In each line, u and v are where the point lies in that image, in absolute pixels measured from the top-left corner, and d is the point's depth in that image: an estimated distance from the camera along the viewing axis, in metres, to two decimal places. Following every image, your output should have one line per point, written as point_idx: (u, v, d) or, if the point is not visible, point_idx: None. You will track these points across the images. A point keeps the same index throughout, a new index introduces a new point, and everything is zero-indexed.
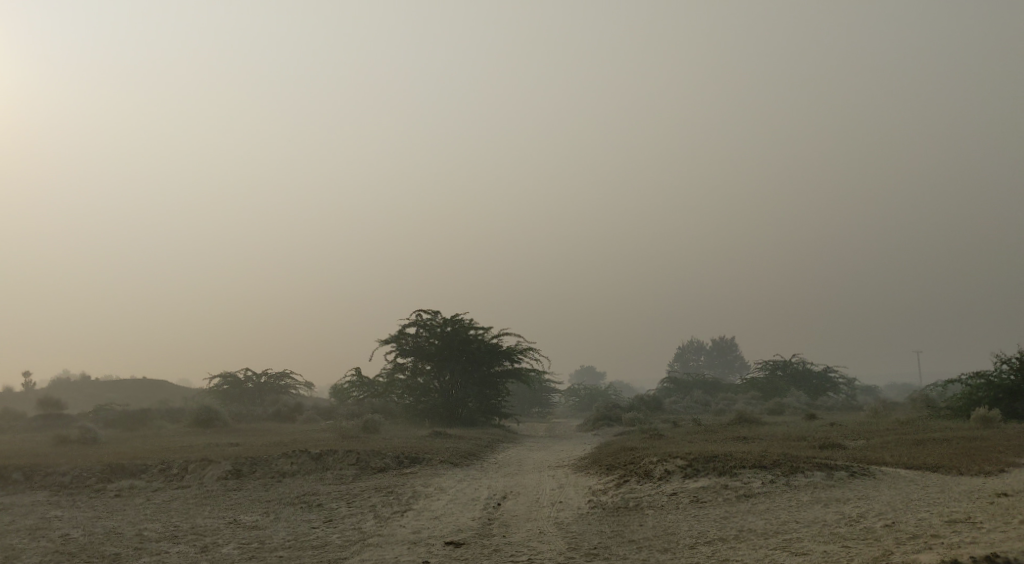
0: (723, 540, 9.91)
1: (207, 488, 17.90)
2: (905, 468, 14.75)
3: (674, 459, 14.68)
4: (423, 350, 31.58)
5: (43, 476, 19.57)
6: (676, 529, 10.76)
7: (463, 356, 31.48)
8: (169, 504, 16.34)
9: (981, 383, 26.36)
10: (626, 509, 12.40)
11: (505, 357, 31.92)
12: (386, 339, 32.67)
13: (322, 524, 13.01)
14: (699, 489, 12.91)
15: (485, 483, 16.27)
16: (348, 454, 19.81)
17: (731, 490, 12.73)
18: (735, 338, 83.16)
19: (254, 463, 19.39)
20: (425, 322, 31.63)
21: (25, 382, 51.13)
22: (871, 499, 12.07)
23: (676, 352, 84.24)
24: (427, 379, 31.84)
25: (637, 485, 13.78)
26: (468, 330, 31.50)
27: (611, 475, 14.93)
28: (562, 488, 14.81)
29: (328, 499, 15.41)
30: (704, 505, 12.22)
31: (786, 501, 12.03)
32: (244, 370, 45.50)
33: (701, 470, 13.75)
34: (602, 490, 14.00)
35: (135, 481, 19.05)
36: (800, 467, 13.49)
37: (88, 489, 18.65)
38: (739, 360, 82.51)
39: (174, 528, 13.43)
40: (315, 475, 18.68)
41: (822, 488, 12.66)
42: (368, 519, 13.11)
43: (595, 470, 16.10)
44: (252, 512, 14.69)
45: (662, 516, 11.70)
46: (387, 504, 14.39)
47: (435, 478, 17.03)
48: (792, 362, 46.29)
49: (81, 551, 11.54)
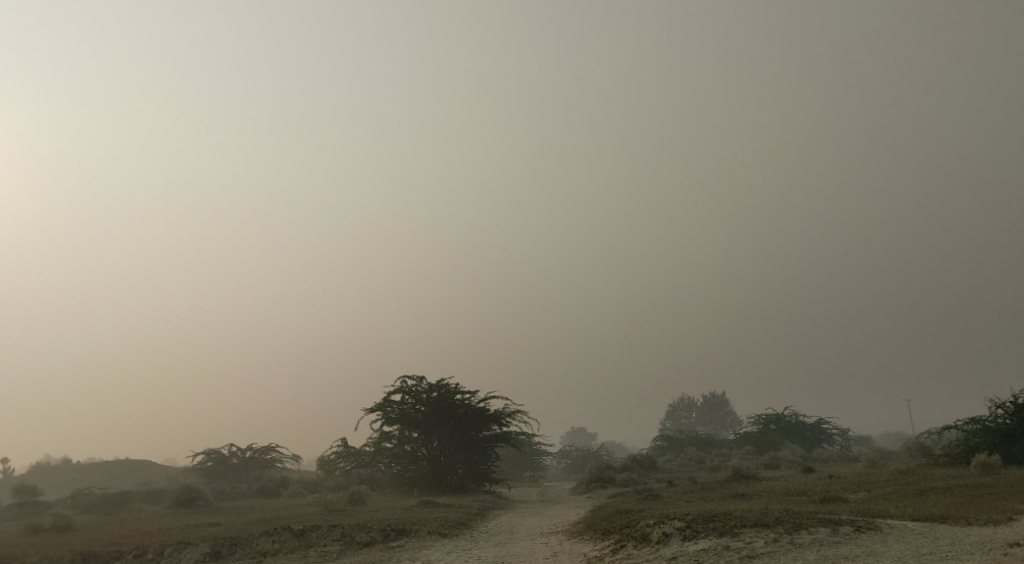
0: None
1: None
2: (911, 520, 14.12)
3: (672, 520, 14.00)
4: (409, 417, 30.83)
5: None
6: None
7: (451, 421, 30.72)
8: None
9: (977, 429, 25.87)
10: None
11: (493, 421, 31.17)
12: (372, 408, 31.93)
13: None
14: (700, 552, 12.25)
15: (474, 554, 15.49)
16: (332, 528, 18.95)
17: (733, 551, 12.08)
18: (725, 394, 82.40)
19: (234, 543, 18.51)
20: (410, 388, 30.93)
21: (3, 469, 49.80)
22: (880, 555, 11.44)
23: (667, 410, 83.29)
24: (415, 447, 31.04)
25: (634, 550, 13.09)
26: (454, 395, 30.80)
27: (606, 540, 14.23)
28: (556, 557, 14.08)
29: None
30: None
31: None
32: (227, 446, 44.38)
33: (700, 530, 13.09)
34: (598, 557, 13.29)
35: None
36: (804, 524, 12.82)
37: None
38: (730, 416, 81.59)
39: None
40: (298, 554, 17.81)
41: (828, 545, 11.99)
42: None
43: (590, 535, 15.38)
44: None
45: None
46: None
47: (423, 551, 16.25)
48: (783, 415, 45.68)
49: None
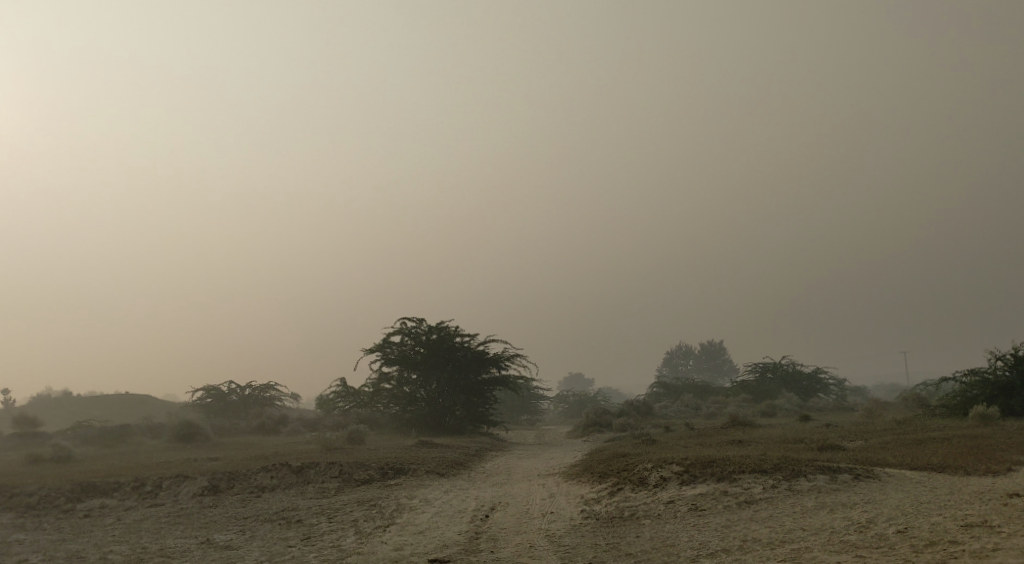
0: (727, 552, 9.18)
1: (182, 506, 17.10)
2: (909, 469, 14.08)
3: (670, 465, 13.98)
4: (408, 358, 30.82)
5: (10, 498, 18.79)
6: (675, 540, 10.05)
7: (450, 364, 30.72)
8: (139, 523, 15.60)
9: (976, 381, 25.86)
10: (621, 519, 11.71)
11: (492, 364, 31.18)
12: (371, 348, 31.92)
13: (299, 542, 12.27)
14: (697, 496, 12.23)
15: (472, 494, 15.50)
16: (330, 466, 18.98)
17: (731, 496, 12.05)
18: (723, 343, 82.65)
19: (232, 479, 18.60)
20: (410, 330, 30.86)
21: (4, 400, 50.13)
22: (879, 503, 11.39)
23: (665, 357, 83.65)
24: (414, 389, 31.06)
25: (632, 493, 13.08)
26: (454, 337, 30.76)
27: (603, 483, 14.22)
28: (553, 498, 14.08)
29: (307, 515, 14.67)
30: (703, 513, 11.54)
31: (790, 507, 11.29)
32: (227, 383, 44.55)
33: (698, 475, 13.06)
34: (596, 499, 13.29)
35: (106, 500, 18.26)
36: (802, 471, 12.78)
37: (56, 510, 17.86)
38: (728, 364, 81.95)
39: (141, 550, 12.70)
40: (296, 489, 17.86)
41: (826, 492, 11.95)
42: (347, 535, 12.37)
43: (587, 478, 15.38)
44: (227, 531, 13.96)
45: (659, 526, 11.01)
46: (369, 519, 13.63)
47: (421, 490, 16.28)
48: (781, 364, 45.79)
49: None
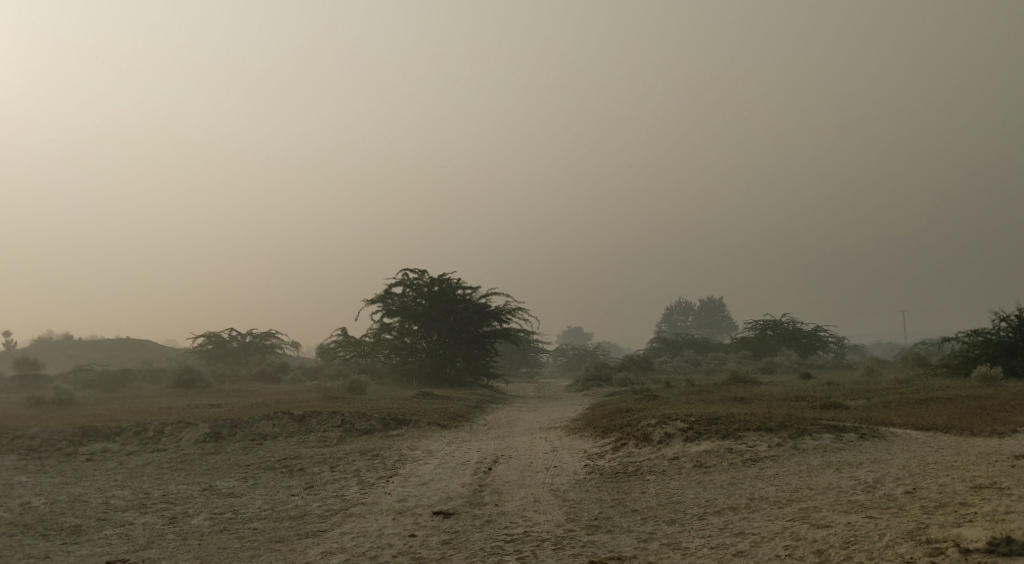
0: (734, 510, 9.09)
1: (184, 452, 17.11)
2: (914, 430, 14.01)
3: (674, 421, 13.91)
4: (409, 310, 30.71)
5: (12, 441, 18.83)
6: (682, 497, 9.96)
7: (451, 316, 30.61)
8: (140, 469, 15.59)
9: (978, 341, 25.78)
10: (625, 475, 11.65)
11: (494, 317, 31.06)
12: (373, 299, 31.80)
13: (301, 491, 12.22)
14: (702, 453, 12.16)
15: (474, 446, 15.47)
16: (332, 415, 18.95)
17: (736, 454, 11.98)
18: (723, 299, 82.63)
19: (234, 426, 18.59)
20: (412, 281, 30.70)
21: (5, 342, 50.23)
22: (885, 463, 11.31)
23: (664, 313, 83.67)
24: (415, 339, 31.06)
25: (636, 448, 13.02)
26: (456, 289, 30.57)
27: (607, 438, 14.18)
28: (556, 452, 14.04)
29: (309, 463, 14.65)
30: (708, 470, 11.47)
31: (796, 466, 11.20)
32: (228, 330, 44.55)
33: (703, 433, 12.99)
34: (599, 454, 13.24)
35: (108, 445, 18.28)
36: (808, 430, 12.69)
37: (58, 453, 17.89)
38: (727, 320, 82.07)
39: (142, 496, 12.66)
40: (298, 438, 17.85)
41: (832, 452, 11.87)
42: (349, 485, 12.31)
43: (590, 432, 15.33)
44: (229, 478, 13.93)
45: (664, 483, 10.95)
46: (371, 468, 13.59)
47: (423, 441, 16.24)
48: (781, 322, 45.73)
49: (40, 523, 10.71)
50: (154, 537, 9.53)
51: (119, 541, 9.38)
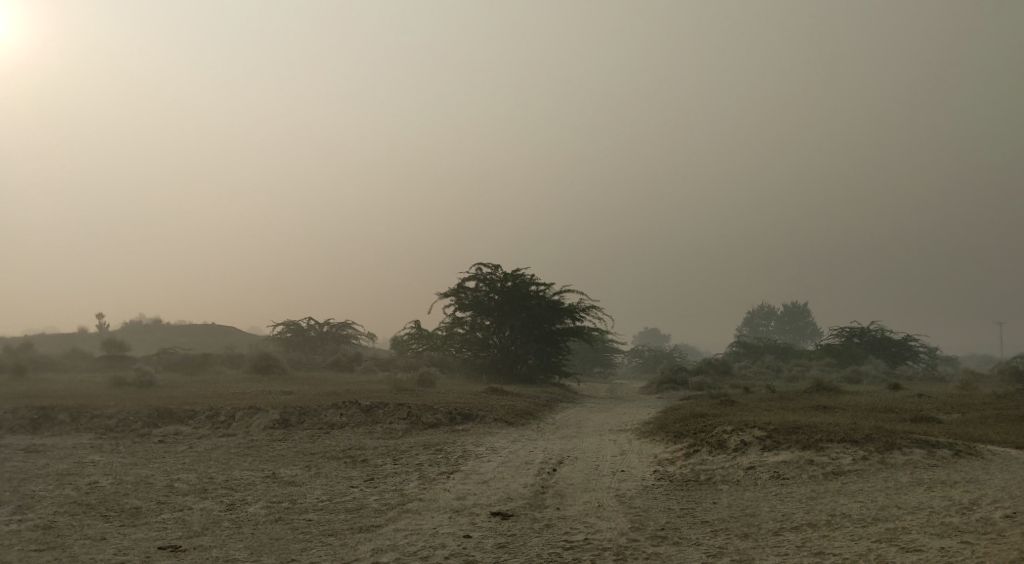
0: (812, 527, 8.43)
1: (252, 438, 17.15)
2: (1015, 449, 12.98)
3: (751, 429, 13.23)
4: (482, 304, 30.48)
5: (90, 419, 19.24)
6: (756, 510, 9.33)
7: (524, 312, 30.24)
8: (208, 453, 15.67)
9: None
10: (697, 483, 11.06)
11: (567, 314, 30.54)
12: (447, 292, 31.69)
13: (361, 483, 11.99)
14: (780, 464, 11.48)
15: (540, 445, 15.03)
16: (399, 407, 18.77)
17: (817, 466, 11.26)
18: (807, 304, 80.23)
19: (302, 414, 18.60)
20: (485, 276, 30.45)
21: (98, 323, 52.11)
22: (982, 483, 10.44)
23: (746, 317, 81.74)
24: (487, 334, 30.84)
25: (709, 455, 12.41)
26: (529, 286, 30.21)
27: (679, 443, 13.57)
28: (625, 456, 13.50)
29: (373, 455, 14.45)
30: (785, 482, 10.80)
31: (883, 482, 10.44)
32: (306, 319, 45.16)
33: (782, 442, 12.29)
34: (670, 460, 12.65)
35: (180, 427, 18.49)
36: (897, 443, 11.86)
37: (133, 433, 18.19)
38: (811, 327, 79.73)
39: (205, 480, 12.64)
40: (364, 428, 17.72)
41: (923, 468, 11.04)
42: (410, 479, 12.03)
43: (661, 436, 14.75)
44: (293, 466, 13.83)
45: (738, 494, 10.33)
46: (434, 463, 13.30)
47: (488, 437, 15.90)
48: (868, 329, 43.95)
49: (102, 503, 10.73)
50: (208, 523, 9.38)
51: (173, 527, 9.24)
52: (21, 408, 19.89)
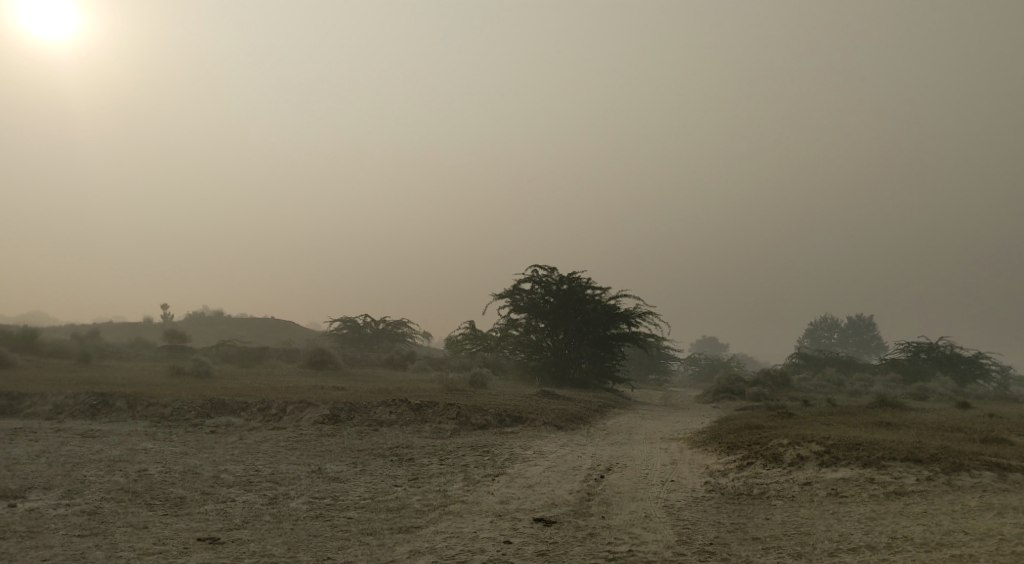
0: (871, 549, 8.00)
1: (302, 432, 17.19)
2: None
3: (809, 443, 12.74)
4: (537, 307, 30.24)
5: (146, 407, 19.54)
6: (811, 529, 8.91)
7: (579, 316, 29.91)
8: (257, 445, 15.74)
9: None
10: (749, 497, 10.68)
11: (623, 320, 30.11)
12: (502, 293, 31.54)
13: (405, 482, 11.85)
14: (839, 481, 11.01)
15: (589, 451, 14.74)
16: (448, 407, 18.65)
17: (878, 484, 10.77)
18: (872, 316, 78.13)
19: (352, 410, 18.59)
20: (541, 278, 30.22)
21: (162, 314, 53.30)
22: None
23: (808, 328, 80.01)
24: (540, 337, 30.61)
25: (763, 469, 11.98)
26: (585, 289, 29.86)
27: (732, 455, 13.16)
28: (676, 465, 13.15)
29: (420, 454, 14.33)
30: (844, 500, 10.34)
31: (949, 505, 9.90)
32: (362, 316, 45.47)
33: (841, 459, 11.80)
34: (722, 472, 12.26)
35: (232, 419, 18.64)
36: (965, 465, 11.27)
37: (186, 423, 18.39)
38: (875, 340, 77.66)
39: (252, 473, 12.65)
40: (413, 426, 17.63)
41: (993, 492, 10.45)
42: (455, 480, 11.85)
43: (714, 447, 14.33)
44: (339, 462, 13.77)
45: (792, 510, 9.91)
46: (480, 465, 13.11)
47: (537, 441, 15.66)
48: (936, 345, 42.53)
49: (148, 491, 10.77)
50: (249, 516, 9.32)
51: (215, 518, 9.21)
52: (81, 393, 20.30)
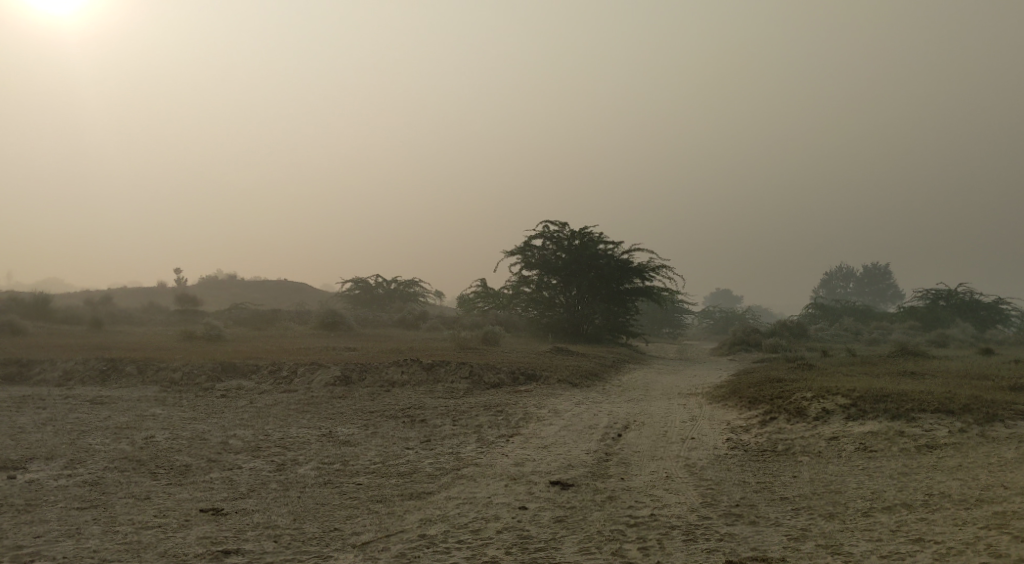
0: (908, 508, 7.57)
1: (313, 394, 16.88)
2: None
3: (834, 396, 12.30)
4: (549, 263, 29.79)
5: (156, 372, 19.27)
6: (842, 486, 8.50)
7: (592, 272, 29.43)
8: (267, 409, 15.43)
9: None
10: (774, 454, 10.26)
11: (637, 274, 29.58)
12: (514, 250, 31.09)
13: (417, 445, 11.49)
14: (866, 435, 10.58)
15: (605, 408, 14.36)
16: (461, 366, 18.30)
17: (908, 438, 10.32)
18: (889, 264, 77.29)
19: (364, 371, 18.26)
20: (552, 234, 29.71)
21: (175, 278, 53.20)
22: None
23: (823, 278, 79.28)
24: (553, 293, 30.21)
25: (787, 424, 11.54)
26: (598, 244, 29.36)
27: (754, 410, 12.74)
28: (695, 422, 12.75)
29: (432, 415, 13.98)
30: (874, 455, 9.90)
31: (985, 457, 9.44)
32: (374, 276, 45.12)
33: (868, 412, 11.35)
34: (744, 427, 11.84)
35: (243, 382, 18.35)
36: (999, 415, 10.79)
37: (197, 387, 18.12)
38: (891, 288, 76.93)
39: (260, 438, 12.33)
40: (425, 387, 17.28)
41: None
42: (468, 442, 11.49)
43: (735, 402, 13.91)
44: (350, 425, 13.43)
45: (820, 467, 9.49)
46: (494, 426, 12.75)
47: (551, 399, 15.29)
48: (956, 291, 41.85)
49: (153, 458, 10.46)
50: (256, 485, 8.98)
51: (220, 487, 8.87)
52: (90, 360, 20.03)
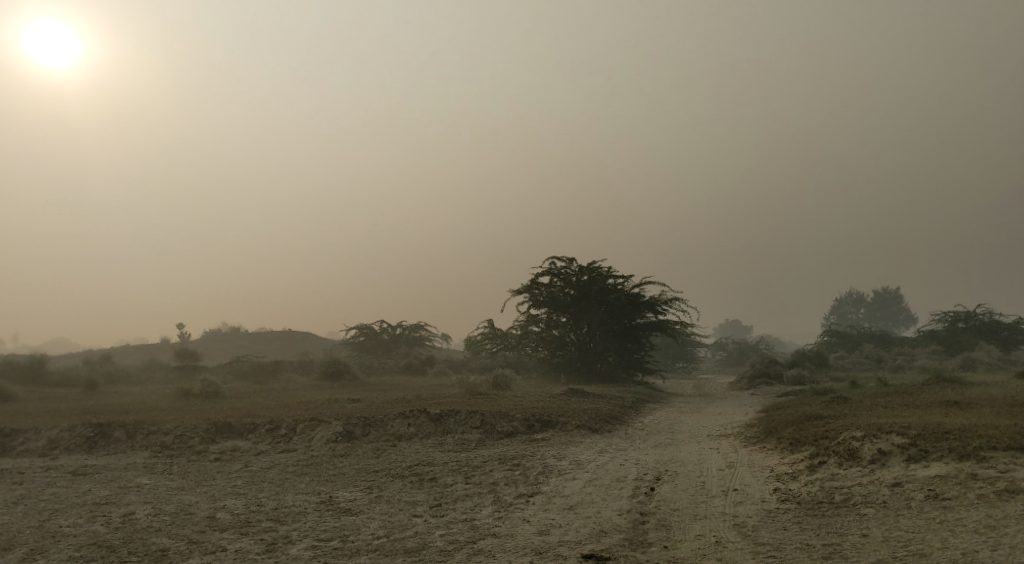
0: None
1: (313, 453, 15.62)
2: None
3: (888, 434, 11.02)
4: (557, 301, 28.57)
5: (147, 436, 18.02)
6: (926, 547, 7.25)
7: (602, 307, 28.19)
8: (263, 473, 14.17)
9: None
10: (833, 507, 8.99)
11: (649, 308, 28.32)
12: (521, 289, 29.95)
13: (427, 510, 10.23)
14: (935, 480, 9.30)
15: (631, 457, 13.07)
16: (471, 415, 17.03)
17: (983, 482, 9.04)
18: (899, 288, 76.06)
19: (367, 425, 16.98)
20: (560, 270, 28.55)
21: (178, 333, 52.22)
22: None
23: (833, 305, 78.04)
24: (563, 332, 28.99)
25: (840, 470, 10.27)
26: (606, 279, 28.16)
27: (799, 453, 11.47)
28: (734, 469, 11.47)
29: (443, 472, 12.71)
30: (948, 505, 8.62)
31: None
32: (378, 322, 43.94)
33: (930, 454, 10.07)
34: (790, 475, 10.57)
35: (238, 443, 17.10)
36: None
37: (189, 451, 16.85)
38: (903, 311, 75.70)
39: (251, 509, 11.05)
40: (434, 440, 16.00)
41: None
42: (484, 505, 10.23)
43: (775, 444, 12.64)
44: (352, 489, 12.16)
45: (890, 521, 8.24)
46: (512, 482, 11.50)
47: (571, 449, 13.99)
48: (975, 313, 40.64)
49: (128, 541, 9.23)
50: None
51: None
52: (76, 425, 18.79)
